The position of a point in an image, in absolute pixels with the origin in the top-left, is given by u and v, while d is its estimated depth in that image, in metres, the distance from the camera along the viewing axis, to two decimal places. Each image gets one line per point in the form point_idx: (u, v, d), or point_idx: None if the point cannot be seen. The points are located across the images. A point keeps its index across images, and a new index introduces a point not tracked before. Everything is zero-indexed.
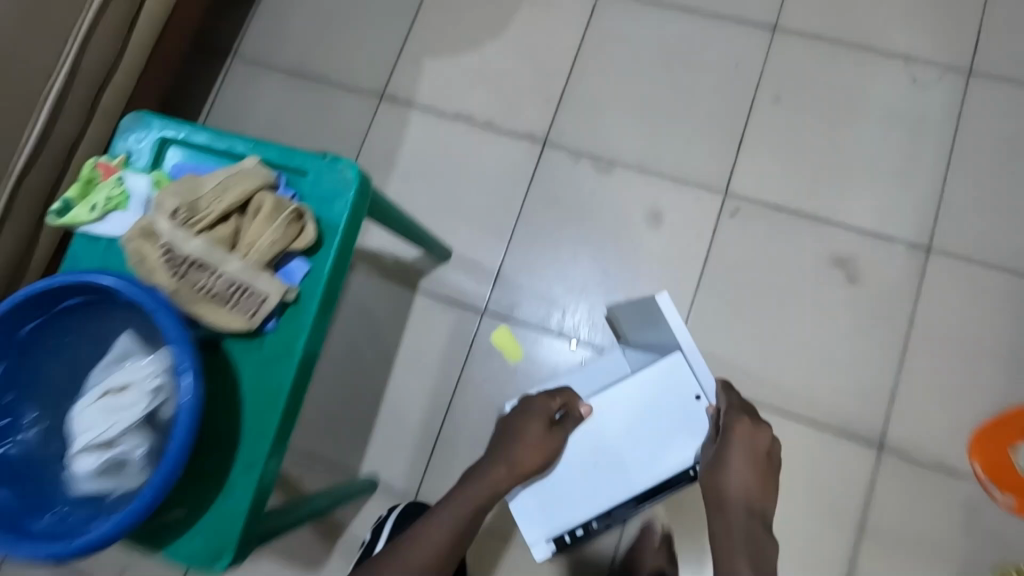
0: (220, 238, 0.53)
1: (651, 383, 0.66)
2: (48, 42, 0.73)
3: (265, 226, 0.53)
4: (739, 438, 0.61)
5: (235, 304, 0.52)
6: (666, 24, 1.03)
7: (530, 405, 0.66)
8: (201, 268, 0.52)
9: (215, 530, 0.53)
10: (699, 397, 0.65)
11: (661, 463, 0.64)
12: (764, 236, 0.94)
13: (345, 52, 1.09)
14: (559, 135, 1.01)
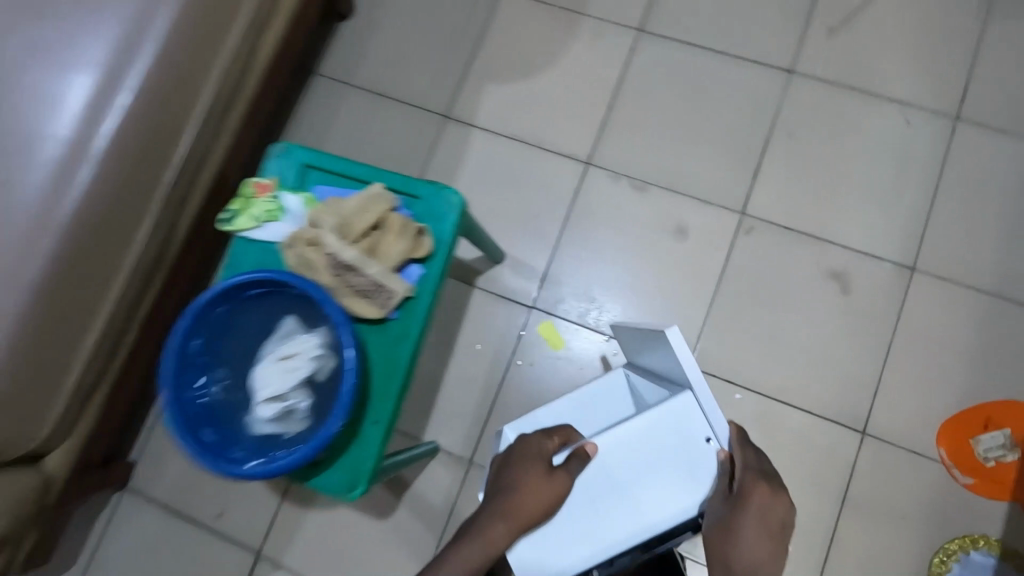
0: (362, 248, 0.70)
1: (660, 422, 0.67)
2: (196, 74, 0.89)
3: (393, 240, 0.70)
4: (754, 510, 0.63)
5: (373, 297, 0.69)
6: (696, 63, 1.18)
7: (530, 447, 0.70)
8: (350, 269, 0.69)
9: (352, 467, 0.70)
10: (710, 439, 0.65)
11: (665, 506, 0.65)
12: (774, 251, 1.09)
13: (415, 76, 1.25)
14: (600, 158, 1.17)
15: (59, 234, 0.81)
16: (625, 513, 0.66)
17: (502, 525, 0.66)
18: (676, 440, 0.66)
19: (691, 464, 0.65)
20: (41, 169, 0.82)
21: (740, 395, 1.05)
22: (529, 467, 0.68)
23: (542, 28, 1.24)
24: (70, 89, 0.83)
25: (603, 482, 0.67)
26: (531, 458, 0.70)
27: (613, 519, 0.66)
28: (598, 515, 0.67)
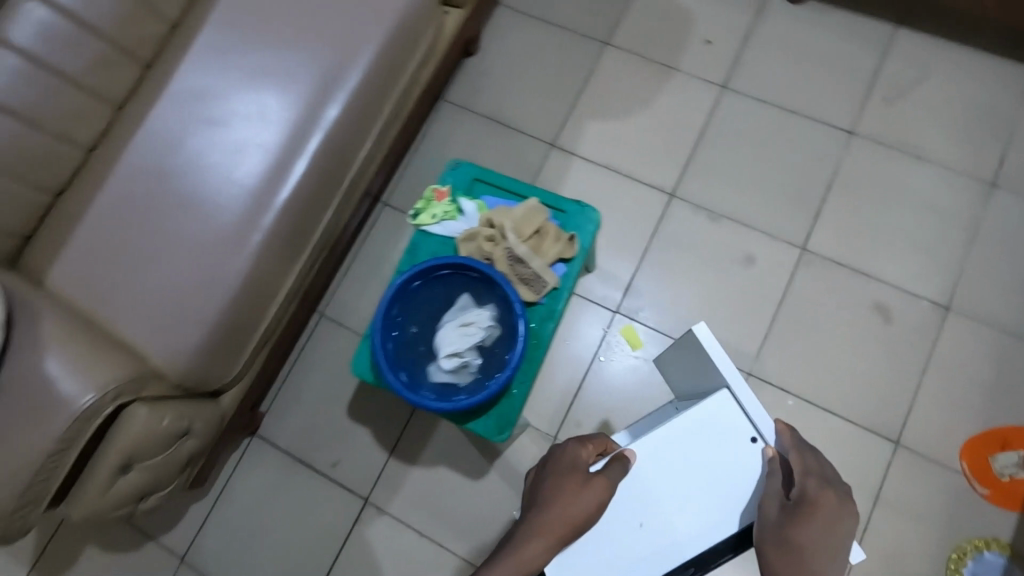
0: (529, 246, 0.91)
1: (702, 422, 0.79)
2: (379, 98, 1.11)
3: (554, 242, 0.91)
4: (820, 525, 0.67)
5: (535, 285, 0.90)
6: (770, 118, 1.39)
7: (569, 454, 0.77)
8: (520, 262, 0.90)
9: (501, 414, 0.90)
10: (755, 438, 0.78)
11: (711, 511, 0.76)
12: (828, 283, 1.28)
13: (527, 107, 1.46)
14: (682, 190, 1.37)
15: (271, 219, 1.04)
16: (670, 522, 0.76)
17: (540, 538, 0.70)
18: (720, 438, 0.78)
19: (738, 459, 0.77)
20: (262, 166, 1.05)
21: (792, 401, 1.23)
22: (567, 480, 0.74)
23: (639, 77, 1.46)
24: (291, 105, 1.06)
25: (643, 491, 0.78)
26: (568, 467, 0.76)
27: (661, 531, 0.76)
28: (642, 528, 0.77)
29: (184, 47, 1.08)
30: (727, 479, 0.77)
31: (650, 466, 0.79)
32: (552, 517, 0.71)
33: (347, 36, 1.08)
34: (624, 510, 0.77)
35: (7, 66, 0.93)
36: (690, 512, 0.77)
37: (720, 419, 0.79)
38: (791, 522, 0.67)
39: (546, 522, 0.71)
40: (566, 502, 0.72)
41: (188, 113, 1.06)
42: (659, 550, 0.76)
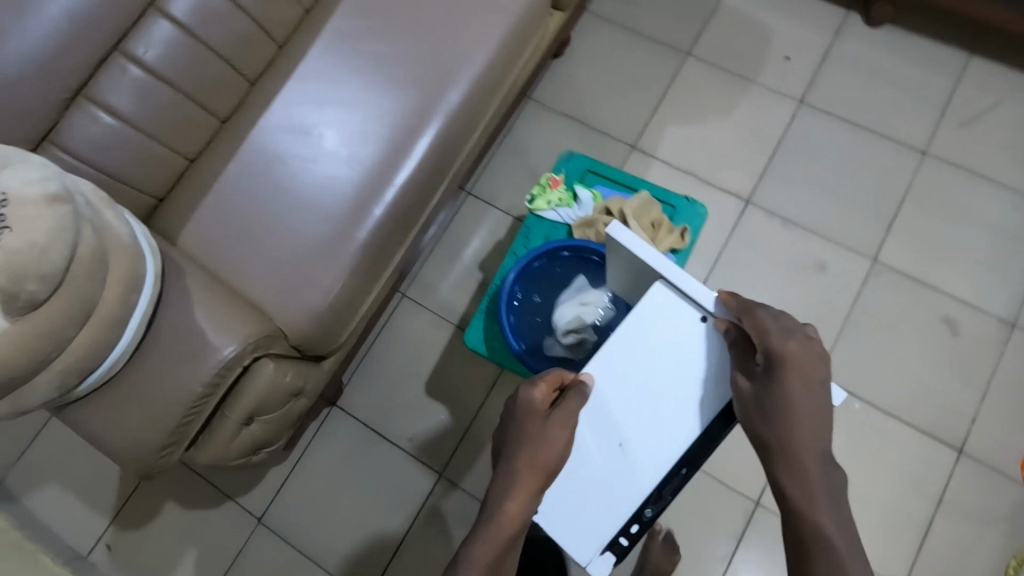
0: (645, 234, 0.96)
1: (647, 325, 0.84)
2: (491, 89, 1.17)
3: (669, 234, 0.97)
4: (794, 379, 0.70)
5: None
6: (846, 134, 1.45)
7: (528, 399, 0.79)
8: None
9: None
10: (704, 317, 0.83)
11: (685, 406, 0.83)
12: (898, 294, 1.33)
13: (610, 109, 1.52)
14: (758, 197, 1.43)
15: (391, 195, 1.08)
16: (644, 433, 0.83)
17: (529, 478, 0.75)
18: (668, 335, 0.83)
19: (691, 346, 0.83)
20: (384, 145, 1.10)
21: (859, 405, 1.28)
22: (529, 422, 0.78)
23: (719, 87, 1.52)
24: (415, 89, 1.12)
25: (612, 413, 0.84)
26: (529, 411, 0.78)
27: (641, 446, 0.83)
28: (624, 447, 0.83)
29: (314, 29, 1.13)
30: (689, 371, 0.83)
31: (611, 389, 0.84)
32: (525, 459, 0.75)
33: (470, 28, 1.14)
34: (598, 439, 0.84)
35: (163, 36, 0.99)
36: (665, 417, 0.83)
37: (669, 315, 0.84)
38: (766, 392, 0.72)
39: (520, 467, 0.75)
40: (538, 443, 0.77)
41: (315, 90, 1.11)
42: (646, 463, 0.83)
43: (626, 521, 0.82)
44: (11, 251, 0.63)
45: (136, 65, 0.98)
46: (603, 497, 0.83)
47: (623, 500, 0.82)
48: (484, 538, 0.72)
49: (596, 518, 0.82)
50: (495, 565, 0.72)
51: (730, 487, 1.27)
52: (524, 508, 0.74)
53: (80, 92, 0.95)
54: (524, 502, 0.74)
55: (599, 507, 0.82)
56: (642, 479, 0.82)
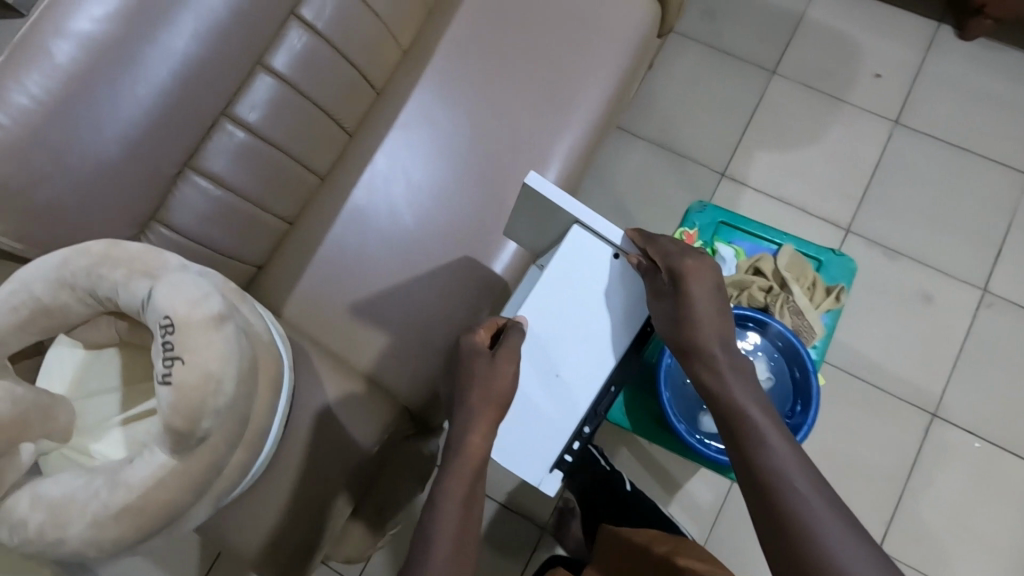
0: (806, 298, 0.90)
1: (565, 265, 0.85)
2: (603, 132, 1.09)
3: (827, 296, 0.92)
4: (697, 286, 0.73)
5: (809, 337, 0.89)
6: (946, 156, 1.40)
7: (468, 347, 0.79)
8: (800, 314, 0.88)
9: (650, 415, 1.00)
10: (617, 255, 0.85)
11: (610, 335, 0.85)
12: (1010, 326, 1.30)
13: (696, 135, 1.45)
14: (858, 227, 1.38)
15: (510, 256, 1.00)
16: (578, 364, 0.84)
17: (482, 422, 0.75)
18: (589, 272, 0.85)
19: (605, 279, 0.85)
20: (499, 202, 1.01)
21: (978, 443, 1.25)
22: (475, 362, 0.77)
23: (808, 108, 1.44)
24: (530, 138, 1.03)
25: (546, 347, 0.84)
26: (471, 356, 0.78)
27: (576, 374, 0.84)
28: (562, 376, 0.84)
29: (412, 70, 1.04)
30: (607, 303, 0.85)
31: (543, 329, 0.84)
32: (480, 396, 0.75)
33: (581, 67, 1.06)
34: (536, 376, 0.84)
35: (265, 93, 0.90)
36: (593, 345, 0.84)
37: (587, 254, 0.85)
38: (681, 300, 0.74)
39: (476, 403, 0.75)
40: (489, 378, 0.76)
41: (418, 140, 1.02)
42: (580, 389, 0.84)
43: (567, 442, 0.84)
44: (186, 387, 0.57)
45: (239, 127, 0.89)
46: (547, 426, 0.83)
47: (563, 425, 0.84)
48: (452, 471, 0.72)
49: (540, 445, 0.83)
50: (470, 496, 0.72)
51: None
52: (483, 442, 0.75)
53: (185, 162, 0.86)
54: (486, 435, 0.74)
55: (547, 439, 0.83)
56: (580, 406, 0.84)
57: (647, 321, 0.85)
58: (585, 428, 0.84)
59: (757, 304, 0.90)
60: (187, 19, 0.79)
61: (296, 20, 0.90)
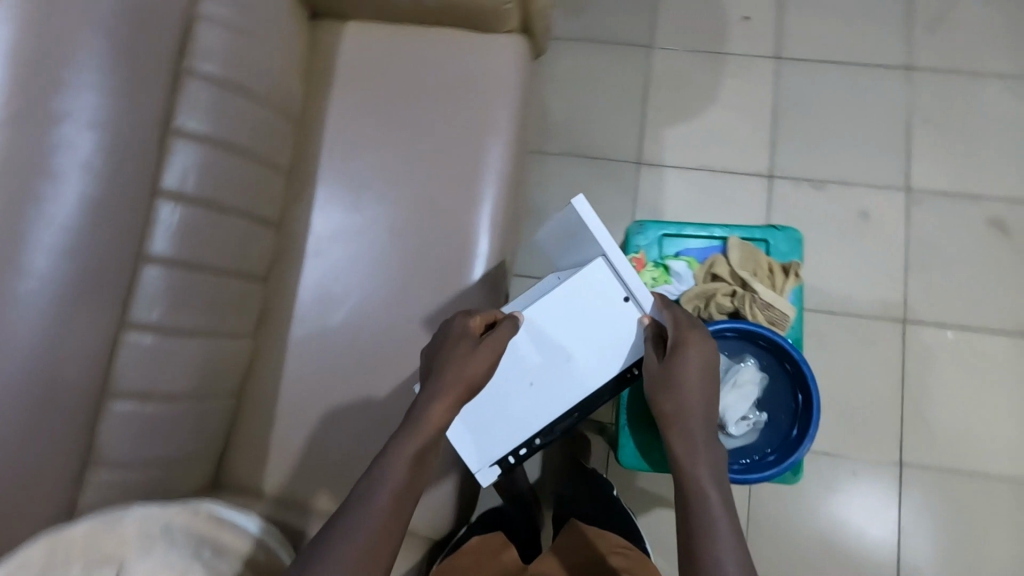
0: (768, 288, 0.91)
1: (576, 288, 0.85)
2: (517, 182, 1.06)
3: (786, 277, 0.92)
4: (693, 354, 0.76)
5: (785, 324, 0.90)
6: (833, 75, 1.43)
7: (459, 327, 0.79)
8: (769, 307, 0.89)
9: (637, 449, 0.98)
10: (628, 297, 0.84)
11: (596, 374, 0.83)
12: (941, 215, 1.36)
13: (601, 133, 1.44)
14: (779, 169, 1.40)
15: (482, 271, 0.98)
16: (553, 376, 0.84)
17: (441, 402, 0.73)
18: (595, 302, 0.84)
19: (609, 316, 0.84)
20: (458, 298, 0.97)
21: (950, 333, 1.31)
22: (458, 346, 0.77)
23: (695, 71, 1.46)
24: (449, 220, 0.99)
25: (530, 347, 0.85)
26: (458, 336, 0.78)
27: (548, 384, 0.85)
28: (535, 383, 0.85)
29: (310, 194, 1.00)
30: (602, 337, 0.84)
31: (536, 333, 0.85)
32: (453, 375, 0.74)
33: (473, 128, 1.02)
34: (511, 374, 0.84)
35: (158, 288, 0.80)
36: (574, 369, 0.84)
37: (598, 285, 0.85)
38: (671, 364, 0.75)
39: (449, 379, 0.74)
40: (463, 361, 0.75)
41: (340, 261, 0.99)
42: (549, 401, 0.84)
43: (517, 443, 0.84)
44: None
45: (143, 332, 0.78)
46: (506, 422, 0.85)
47: (520, 427, 0.84)
48: (408, 432, 0.71)
49: (490, 441, 0.84)
50: (415, 467, 0.70)
51: (874, 460, 1.28)
52: (445, 412, 0.73)
53: (99, 394, 0.74)
54: (451, 406, 0.73)
55: (499, 436, 0.84)
56: (543, 413, 0.84)
57: (633, 367, 0.83)
58: (537, 437, 0.85)
59: (726, 310, 0.90)
60: (37, 253, 0.69)
61: (160, 196, 0.80)
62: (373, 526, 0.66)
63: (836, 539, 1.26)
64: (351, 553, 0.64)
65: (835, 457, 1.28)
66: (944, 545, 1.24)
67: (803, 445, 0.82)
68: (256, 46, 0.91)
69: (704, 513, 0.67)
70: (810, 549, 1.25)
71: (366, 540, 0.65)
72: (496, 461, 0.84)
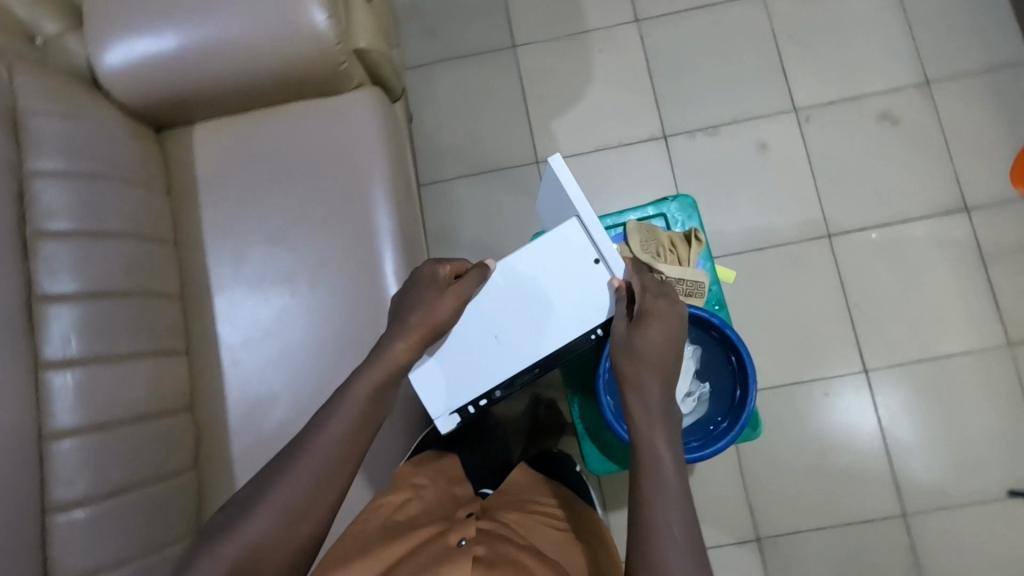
0: (674, 262, 0.92)
1: (549, 247, 0.88)
2: (413, 228, 1.05)
3: (690, 245, 0.94)
4: (656, 329, 0.77)
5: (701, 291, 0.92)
6: (694, 21, 1.45)
7: (427, 271, 0.83)
8: (680, 280, 0.91)
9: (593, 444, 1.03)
10: (598, 260, 0.87)
11: (558, 330, 0.85)
12: (833, 124, 1.39)
13: (493, 144, 1.44)
14: (671, 128, 1.41)
15: None
16: (516, 327, 0.86)
17: (404, 343, 0.77)
18: (565, 262, 0.87)
19: (577, 276, 0.87)
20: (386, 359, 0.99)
21: (874, 234, 1.34)
22: (426, 290, 0.81)
23: (564, 57, 1.46)
24: (357, 290, 0.98)
25: (497, 297, 0.87)
26: (427, 283, 0.82)
27: (512, 335, 0.86)
28: (500, 337, 0.86)
29: (211, 307, 0.98)
30: (565, 295, 0.87)
31: (505, 285, 0.87)
32: (419, 319, 0.79)
33: (350, 191, 1.00)
34: (477, 325, 0.86)
35: (74, 459, 0.77)
36: (537, 323, 0.86)
37: (570, 246, 0.87)
38: (635, 331, 0.76)
39: (415, 323, 0.79)
40: (430, 305, 0.80)
41: (261, 363, 0.97)
42: (514, 353, 0.86)
43: (479, 394, 0.85)
44: None
45: (73, 508, 0.76)
46: (471, 372, 0.86)
47: (483, 378, 0.85)
48: (370, 368, 0.75)
49: (454, 391, 0.85)
50: (374, 400, 0.74)
51: (839, 375, 1.31)
52: (407, 352, 0.78)
53: None
54: (413, 347, 0.78)
55: (461, 386, 0.86)
56: (505, 365, 0.85)
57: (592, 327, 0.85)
58: (497, 389, 0.86)
59: None
60: None
61: (46, 367, 0.77)
62: (326, 451, 0.69)
63: (828, 461, 1.28)
64: (301, 479, 0.67)
65: (805, 384, 1.31)
66: (928, 434, 1.27)
67: (749, 397, 0.84)
68: (104, 182, 0.88)
69: (662, 510, 0.67)
70: (808, 479, 1.28)
71: (317, 471, 0.68)
72: (456, 410, 0.85)
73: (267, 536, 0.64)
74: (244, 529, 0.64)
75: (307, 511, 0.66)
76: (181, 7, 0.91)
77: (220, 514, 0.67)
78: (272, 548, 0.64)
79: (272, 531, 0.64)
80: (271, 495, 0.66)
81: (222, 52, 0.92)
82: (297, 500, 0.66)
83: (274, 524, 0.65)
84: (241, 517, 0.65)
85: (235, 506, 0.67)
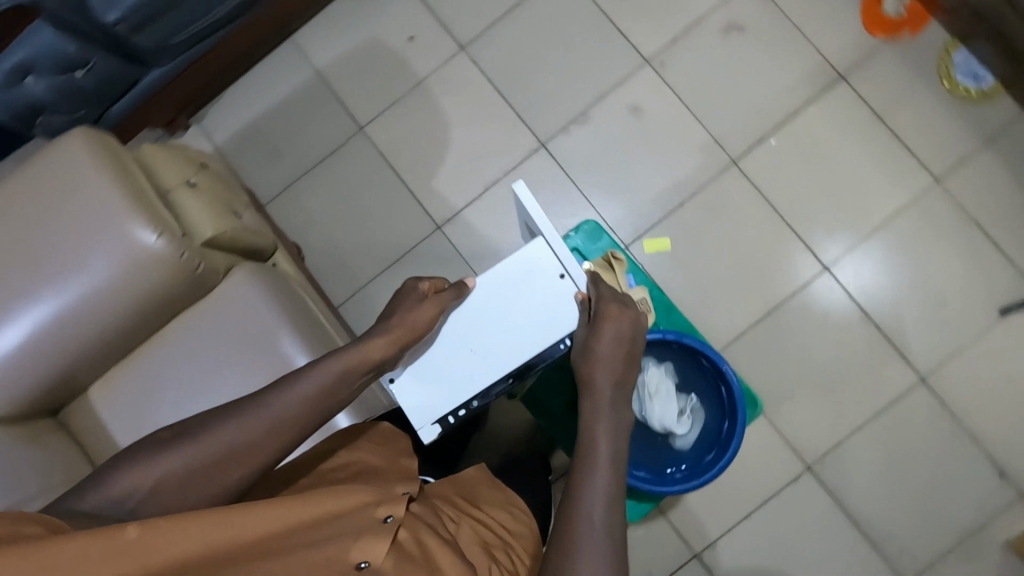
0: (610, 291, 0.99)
1: (517, 265, 0.85)
2: None
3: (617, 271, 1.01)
4: (609, 327, 0.76)
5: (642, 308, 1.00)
6: (515, 23, 1.41)
7: (405, 285, 0.80)
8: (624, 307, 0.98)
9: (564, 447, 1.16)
10: (563, 275, 0.84)
11: (529, 344, 0.82)
12: (686, 57, 1.37)
13: (388, 230, 1.38)
14: (544, 133, 1.38)
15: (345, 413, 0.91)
16: (487, 337, 0.83)
17: (383, 339, 0.73)
18: (533, 278, 0.84)
19: (545, 289, 0.84)
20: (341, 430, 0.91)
21: (772, 140, 1.34)
22: (405, 297, 0.78)
23: (412, 115, 1.41)
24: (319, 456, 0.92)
25: (470, 314, 0.84)
26: (405, 292, 0.78)
27: (488, 346, 0.83)
28: (476, 349, 0.83)
29: None
30: (534, 309, 0.84)
31: (479, 301, 0.84)
32: (398, 319, 0.75)
33: (271, 374, 0.94)
34: (451, 346, 0.83)
35: None
36: (506, 335, 0.83)
37: (536, 262, 0.85)
38: (592, 329, 0.76)
39: (394, 322, 0.75)
40: (407, 310, 0.76)
41: None
42: (487, 366, 0.82)
43: (458, 403, 0.82)
44: None
45: None
46: (447, 391, 0.82)
47: (457, 394, 0.82)
48: (342, 353, 0.71)
49: (432, 404, 0.81)
50: (337, 385, 0.69)
51: (806, 285, 1.30)
52: (383, 350, 0.73)
53: None
54: (391, 345, 0.74)
55: (437, 403, 0.81)
56: (480, 377, 0.82)
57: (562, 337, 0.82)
58: (475, 400, 0.82)
59: None
60: None
61: None
62: (283, 407, 0.65)
63: (834, 367, 1.28)
64: (256, 421, 0.64)
65: (780, 308, 1.30)
66: (909, 297, 1.29)
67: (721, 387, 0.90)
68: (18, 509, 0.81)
69: None
70: (825, 393, 1.28)
71: (269, 421, 0.64)
72: (437, 420, 0.81)
73: (197, 467, 0.61)
74: (186, 450, 0.62)
75: (242, 456, 0.63)
76: (11, 301, 0.84)
77: (173, 429, 0.64)
78: (203, 480, 0.61)
79: (198, 467, 0.61)
80: (226, 425, 0.63)
81: (79, 320, 0.86)
82: (241, 439, 0.63)
83: (214, 453, 0.62)
84: (183, 443, 0.62)
85: (184, 430, 0.64)
